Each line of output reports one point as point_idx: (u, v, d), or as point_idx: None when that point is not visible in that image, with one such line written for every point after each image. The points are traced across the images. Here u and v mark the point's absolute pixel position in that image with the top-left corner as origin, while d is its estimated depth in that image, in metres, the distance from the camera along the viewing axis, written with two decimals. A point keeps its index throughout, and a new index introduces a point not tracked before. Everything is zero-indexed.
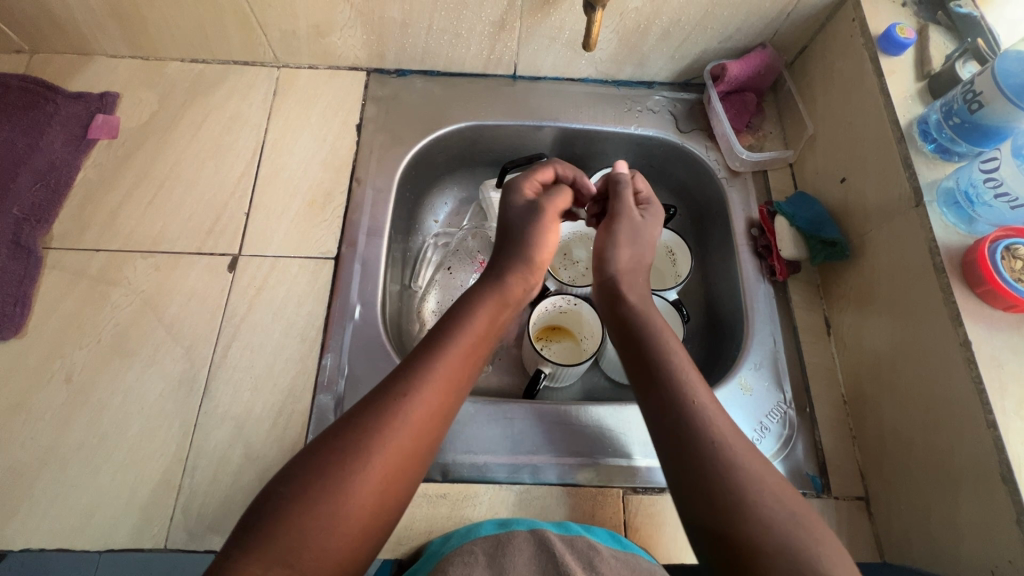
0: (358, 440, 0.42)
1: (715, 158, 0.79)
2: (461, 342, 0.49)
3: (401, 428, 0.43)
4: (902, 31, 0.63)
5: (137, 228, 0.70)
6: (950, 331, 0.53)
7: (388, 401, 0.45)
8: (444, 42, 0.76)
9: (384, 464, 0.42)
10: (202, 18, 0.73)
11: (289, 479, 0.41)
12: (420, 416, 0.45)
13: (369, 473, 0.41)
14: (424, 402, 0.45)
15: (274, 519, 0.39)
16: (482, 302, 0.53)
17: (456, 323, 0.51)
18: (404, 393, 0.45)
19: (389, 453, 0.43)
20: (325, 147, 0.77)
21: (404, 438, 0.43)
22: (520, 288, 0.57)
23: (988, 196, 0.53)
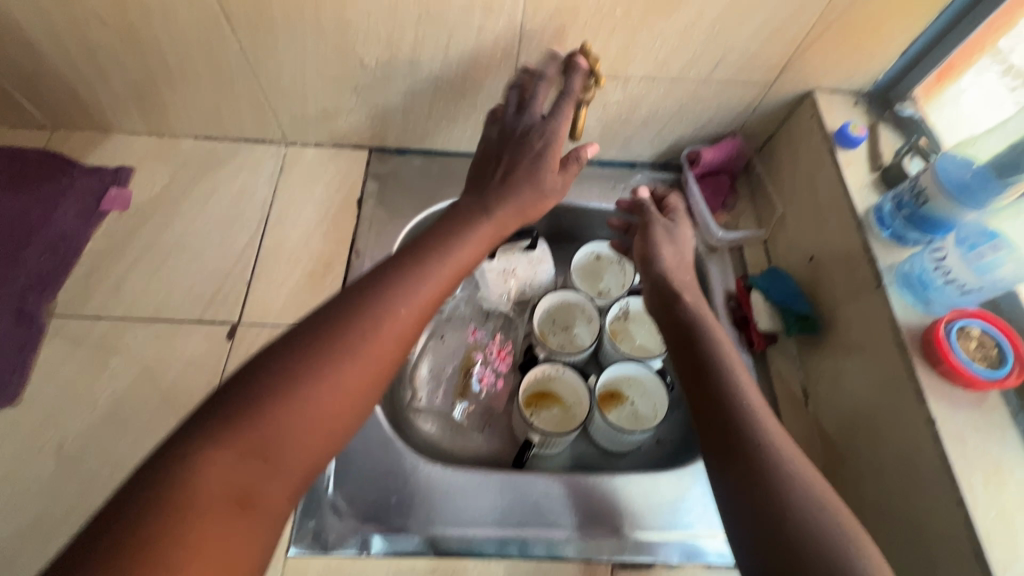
0: (322, 358, 0.42)
1: (694, 233, 0.84)
2: (427, 277, 0.49)
3: (364, 343, 0.44)
4: (854, 129, 0.71)
5: (141, 296, 0.73)
6: (916, 407, 0.56)
7: (350, 330, 0.44)
8: (442, 126, 0.83)
9: (340, 387, 0.42)
10: (219, 101, 0.79)
11: (248, 388, 0.40)
12: (383, 346, 0.45)
13: (327, 391, 0.41)
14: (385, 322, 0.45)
15: (232, 405, 0.39)
16: (452, 251, 0.54)
17: (424, 255, 0.52)
18: (371, 323, 0.45)
19: (347, 378, 0.42)
20: (327, 220, 0.81)
21: (367, 358, 0.43)
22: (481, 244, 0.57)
23: (940, 279, 0.57)
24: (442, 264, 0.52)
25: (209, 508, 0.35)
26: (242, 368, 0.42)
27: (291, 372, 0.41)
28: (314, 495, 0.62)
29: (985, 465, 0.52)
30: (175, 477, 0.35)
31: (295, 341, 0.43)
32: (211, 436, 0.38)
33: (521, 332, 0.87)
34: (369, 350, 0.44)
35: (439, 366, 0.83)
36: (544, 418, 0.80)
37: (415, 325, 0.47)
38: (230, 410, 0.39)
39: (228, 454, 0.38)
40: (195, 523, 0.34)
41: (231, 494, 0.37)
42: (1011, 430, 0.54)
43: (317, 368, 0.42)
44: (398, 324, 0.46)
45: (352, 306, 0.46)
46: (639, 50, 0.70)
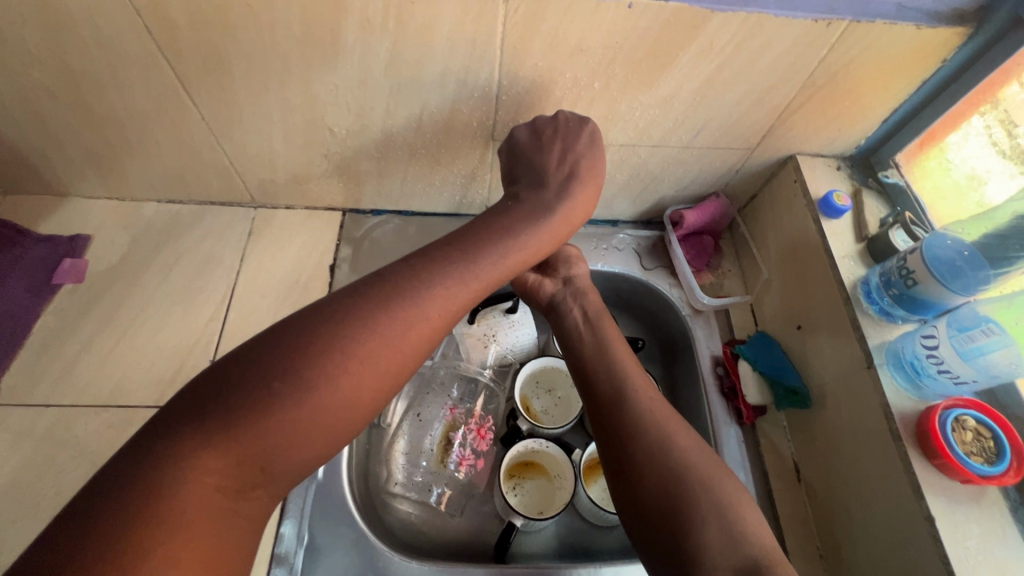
0: (318, 369, 0.41)
1: (679, 295, 0.83)
2: (434, 285, 0.48)
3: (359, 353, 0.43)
4: (838, 198, 0.69)
5: (93, 380, 0.68)
6: (913, 502, 0.53)
7: (348, 346, 0.42)
8: (417, 189, 0.80)
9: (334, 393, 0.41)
10: (182, 167, 0.75)
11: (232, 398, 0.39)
12: (380, 358, 0.44)
13: (322, 397, 0.41)
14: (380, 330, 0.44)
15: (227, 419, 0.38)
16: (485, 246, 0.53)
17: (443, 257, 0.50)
18: (368, 334, 0.43)
19: (343, 387, 0.42)
20: (298, 289, 0.77)
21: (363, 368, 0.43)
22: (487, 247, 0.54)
23: (931, 369, 0.56)
24: (460, 273, 0.49)
25: (196, 508, 0.37)
26: (231, 367, 0.40)
27: (283, 384, 0.40)
28: None
29: (988, 568, 0.50)
30: (164, 473, 0.36)
31: (290, 348, 0.41)
32: (199, 429, 0.37)
33: (502, 401, 0.84)
34: (369, 365, 0.43)
35: (418, 437, 0.80)
36: (528, 491, 0.77)
37: (413, 345, 0.45)
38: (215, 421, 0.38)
39: (213, 457, 0.38)
40: (180, 518, 0.36)
41: (216, 489, 0.38)
42: (1010, 527, 0.52)
43: (312, 385, 0.40)
44: (398, 340, 0.44)
45: (429, 294, 0.47)
46: (618, 119, 0.68)
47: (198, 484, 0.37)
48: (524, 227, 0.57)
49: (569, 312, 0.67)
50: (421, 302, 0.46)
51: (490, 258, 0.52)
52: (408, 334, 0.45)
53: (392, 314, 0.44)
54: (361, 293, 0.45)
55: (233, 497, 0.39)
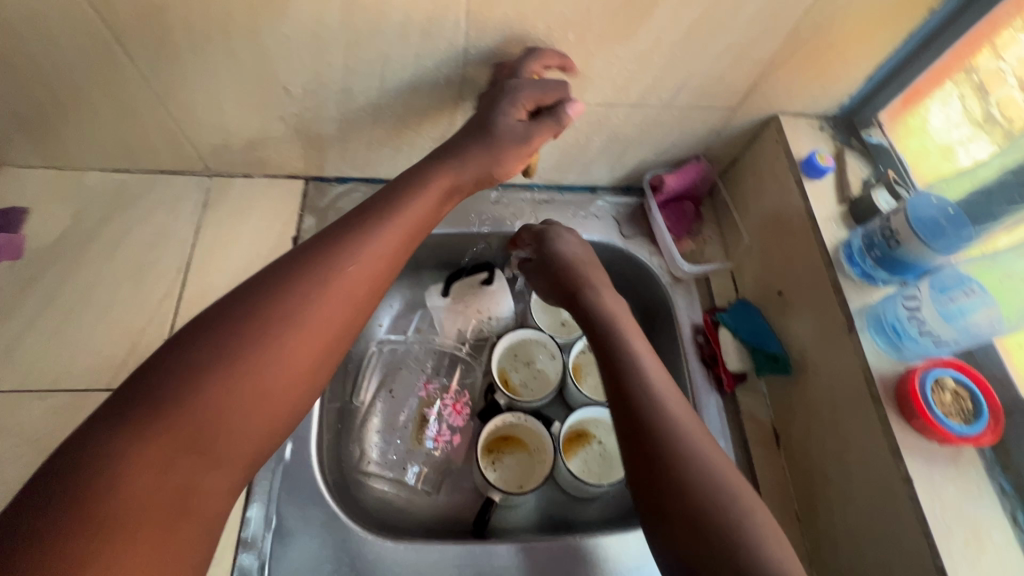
0: (220, 379, 0.39)
1: (658, 264, 0.80)
2: (357, 254, 0.48)
3: (293, 323, 0.43)
4: (821, 158, 0.67)
5: (37, 364, 0.63)
6: (892, 464, 0.53)
7: (246, 351, 0.40)
8: (384, 154, 0.75)
9: (275, 364, 0.41)
10: (125, 131, 0.69)
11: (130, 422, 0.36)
12: (314, 328, 0.44)
13: (271, 367, 0.41)
14: (316, 302, 0.44)
15: (149, 408, 0.37)
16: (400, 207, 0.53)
17: (356, 230, 0.49)
18: (298, 303, 0.43)
19: (280, 357, 0.42)
20: (259, 262, 0.73)
21: (300, 339, 0.43)
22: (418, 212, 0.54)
23: (913, 330, 0.55)
24: (378, 236, 0.50)
25: (146, 504, 0.34)
26: (152, 360, 0.39)
27: (183, 399, 0.37)
28: None
29: (963, 527, 0.50)
30: (77, 506, 0.33)
31: (175, 366, 0.39)
32: (125, 425, 0.36)
33: (479, 375, 0.81)
34: (277, 364, 0.41)
35: (391, 413, 0.77)
36: (507, 465, 0.76)
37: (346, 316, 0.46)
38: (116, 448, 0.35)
39: (148, 450, 0.36)
40: (121, 529, 0.33)
41: (165, 491, 0.36)
42: (987, 486, 0.52)
43: (215, 394, 0.38)
44: (308, 335, 0.43)
45: (326, 285, 0.45)
46: (595, 75, 0.64)
47: (139, 480, 0.35)
48: (444, 188, 0.57)
49: (573, 298, 0.62)
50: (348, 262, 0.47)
51: (386, 238, 0.50)
52: (317, 326, 0.44)
53: (288, 312, 0.43)
54: (245, 293, 0.43)
55: (184, 496, 0.37)
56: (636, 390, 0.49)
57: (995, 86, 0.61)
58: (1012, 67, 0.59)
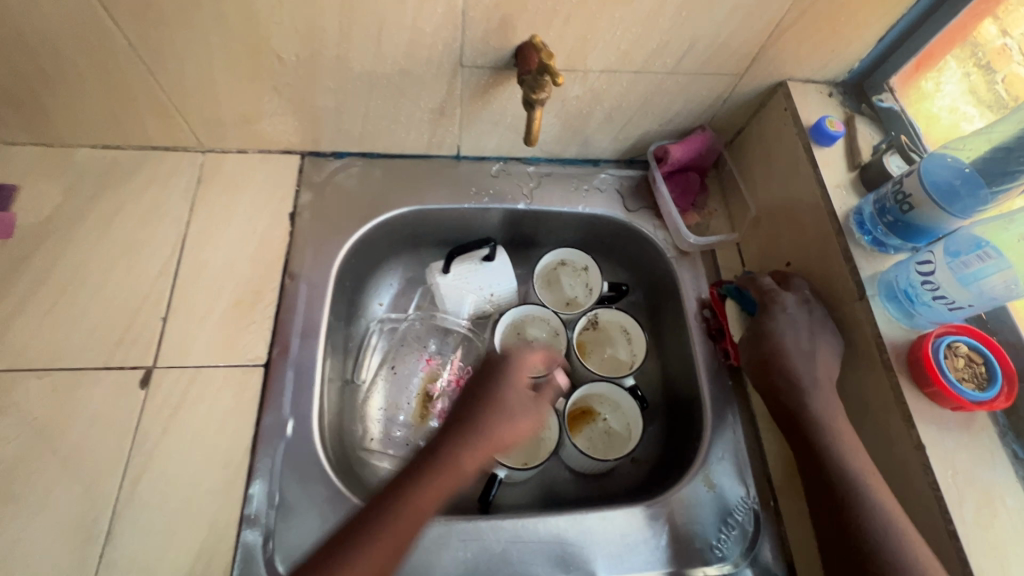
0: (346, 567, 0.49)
1: (663, 237, 0.79)
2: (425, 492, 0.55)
3: (394, 526, 0.52)
4: (831, 124, 0.65)
5: (31, 343, 0.62)
6: (903, 431, 0.52)
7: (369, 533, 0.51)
8: (382, 127, 0.73)
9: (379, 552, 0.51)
10: (114, 105, 0.67)
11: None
12: (418, 510, 0.53)
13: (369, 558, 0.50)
14: (402, 515, 0.53)
15: None
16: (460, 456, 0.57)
17: (430, 461, 0.57)
18: (385, 530, 0.52)
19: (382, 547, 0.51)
20: (256, 239, 0.71)
21: (416, 509, 0.53)
22: (469, 463, 0.57)
23: (926, 296, 0.54)
24: (447, 483, 0.56)
25: None
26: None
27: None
28: (249, 565, 0.54)
29: (975, 494, 0.49)
30: None
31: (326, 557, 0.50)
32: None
33: (482, 353, 0.80)
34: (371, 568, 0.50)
35: (395, 393, 0.76)
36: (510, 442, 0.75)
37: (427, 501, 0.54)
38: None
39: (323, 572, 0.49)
40: None
41: None
42: (999, 452, 0.51)
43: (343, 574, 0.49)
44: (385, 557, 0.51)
45: (431, 476, 0.55)
46: (598, 39, 0.62)
47: None
48: (488, 421, 0.59)
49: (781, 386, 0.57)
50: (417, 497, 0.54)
51: (466, 463, 0.57)
52: (419, 512, 0.53)
53: (403, 494, 0.54)
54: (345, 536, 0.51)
55: None
56: (876, 533, 0.48)
57: (1000, 64, 0.63)
58: (1016, 44, 0.62)
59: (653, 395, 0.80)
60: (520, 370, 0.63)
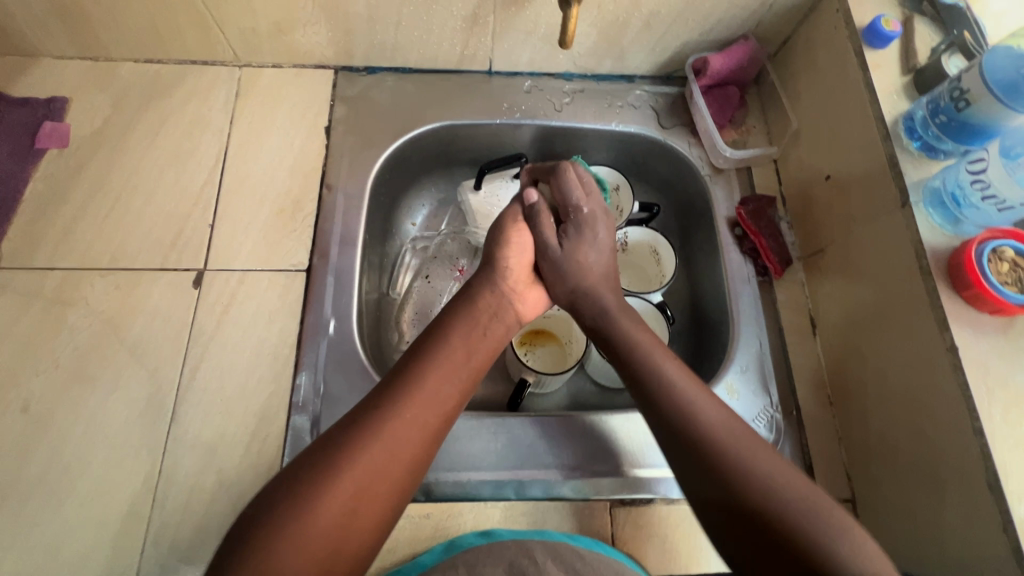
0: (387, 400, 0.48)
1: (699, 155, 0.78)
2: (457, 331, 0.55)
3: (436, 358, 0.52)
4: (887, 24, 0.61)
5: (94, 244, 0.66)
6: (937, 335, 0.52)
7: (407, 387, 0.49)
8: (414, 38, 0.73)
9: (430, 382, 0.50)
10: (155, 15, 0.68)
11: (338, 444, 0.45)
12: (458, 349, 0.54)
13: (424, 384, 0.50)
14: (447, 351, 0.53)
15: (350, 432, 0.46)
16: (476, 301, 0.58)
17: (463, 309, 0.57)
18: (428, 362, 0.51)
19: (431, 376, 0.51)
20: (293, 151, 0.73)
21: (453, 350, 0.53)
22: (485, 294, 0.59)
23: (975, 197, 0.52)
24: (474, 317, 0.57)
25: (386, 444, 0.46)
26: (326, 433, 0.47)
27: (386, 413, 0.47)
28: (298, 445, 0.59)
29: (1007, 393, 0.49)
30: (334, 453, 0.45)
31: (380, 393, 0.49)
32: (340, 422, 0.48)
33: None
34: (420, 417, 0.48)
35: (426, 306, 0.79)
36: (539, 356, 0.78)
37: (463, 342, 0.54)
38: (333, 443, 0.45)
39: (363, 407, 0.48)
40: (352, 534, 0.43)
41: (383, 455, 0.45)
42: None
43: (391, 422, 0.47)
44: (431, 401, 0.49)
45: (460, 325, 0.56)
46: None
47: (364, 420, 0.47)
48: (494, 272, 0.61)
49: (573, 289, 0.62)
50: (450, 338, 0.54)
51: (486, 306, 0.58)
52: (452, 360, 0.52)
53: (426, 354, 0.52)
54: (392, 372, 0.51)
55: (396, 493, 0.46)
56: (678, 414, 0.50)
57: None
58: None
59: (680, 312, 0.80)
60: (496, 245, 0.62)
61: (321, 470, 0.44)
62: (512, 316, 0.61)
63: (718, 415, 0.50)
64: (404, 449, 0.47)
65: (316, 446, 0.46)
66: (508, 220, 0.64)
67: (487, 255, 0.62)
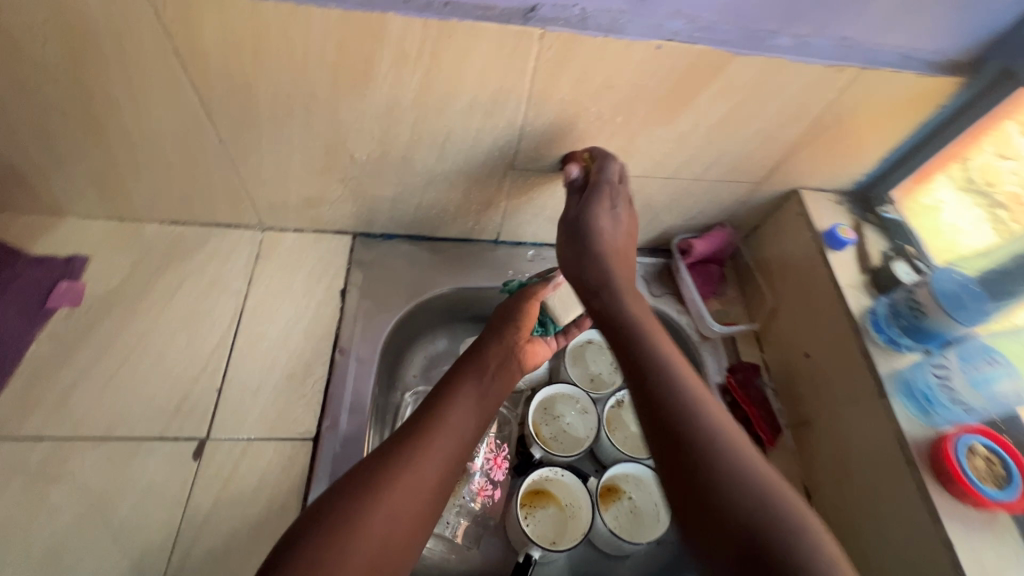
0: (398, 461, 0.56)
1: (687, 321, 0.85)
2: (463, 389, 0.65)
3: (444, 416, 0.61)
4: (843, 232, 0.72)
5: (91, 410, 0.64)
6: (931, 528, 0.55)
7: (407, 453, 0.56)
8: (432, 214, 0.80)
9: (439, 441, 0.58)
10: (192, 189, 0.73)
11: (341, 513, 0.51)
12: (463, 406, 0.63)
13: (434, 445, 0.58)
14: (455, 409, 0.62)
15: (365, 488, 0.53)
16: (485, 356, 0.69)
17: (473, 363, 0.68)
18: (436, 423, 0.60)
19: (439, 435, 0.59)
20: (308, 315, 0.76)
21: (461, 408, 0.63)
22: (492, 346, 0.70)
23: (945, 398, 0.60)
24: (482, 375, 0.67)
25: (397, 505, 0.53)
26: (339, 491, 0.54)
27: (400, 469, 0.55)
28: None
29: None
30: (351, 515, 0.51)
31: (395, 447, 0.57)
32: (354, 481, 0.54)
33: (514, 429, 0.83)
34: (420, 486, 0.55)
35: None
36: (540, 519, 0.77)
37: (472, 402, 0.64)
38: (345, 505, 0.52)
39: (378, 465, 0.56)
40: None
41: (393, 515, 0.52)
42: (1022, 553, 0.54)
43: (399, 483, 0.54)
44: (433, 456, 0.57)
45: (473, 376, 0.66)
46: (636, 153, 0.70)
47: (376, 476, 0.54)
48: (509, 328, 0.72)
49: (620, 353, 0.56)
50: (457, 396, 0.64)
51: (493, 360, 0.69)
52: (450, 427, 0.60)
53: (426, 426, 0.59)
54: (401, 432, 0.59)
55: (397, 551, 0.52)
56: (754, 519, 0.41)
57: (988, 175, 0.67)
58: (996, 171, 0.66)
59: None
60: (510, 309, 0.74)
61: (341, 529, 0.50)
62: (514, 367, 0.70)
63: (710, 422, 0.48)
64: (410, 503, 0.54)
65: (329, 509, 0.52)
66: (525, 295, 0.75)
67: (505, 316, 0.74)
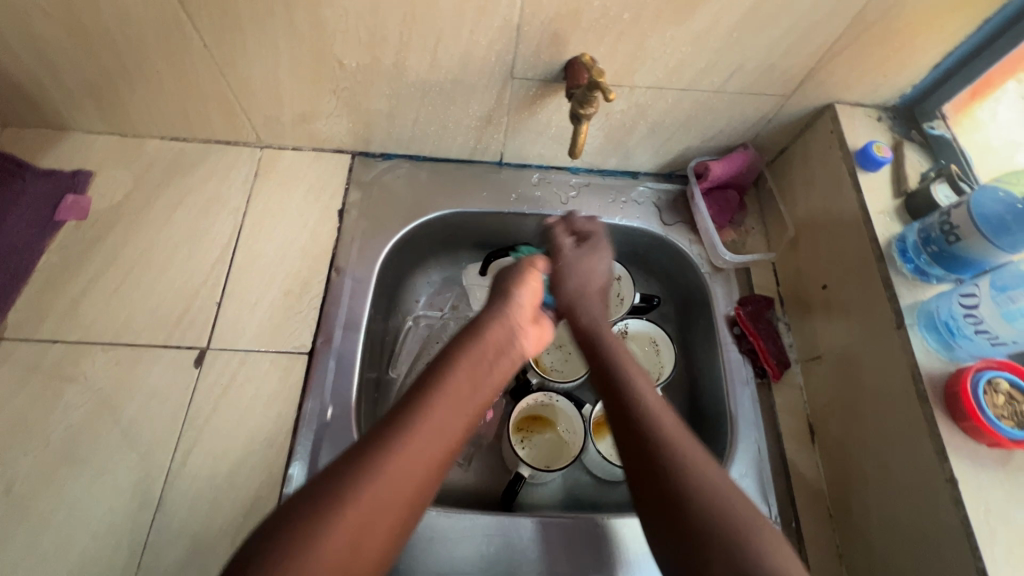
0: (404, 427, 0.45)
1: (699, 252, 0.80)
2: (473, 345, 0.54)
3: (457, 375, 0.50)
4: (878, 150, 0.65)
5: (100, 317, 0.67)
6: (936, 464, 0.52)
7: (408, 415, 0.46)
8: (430, 131, 0.76)
9: (454, 407, 0.48)
10: (185, 102, 0.71)
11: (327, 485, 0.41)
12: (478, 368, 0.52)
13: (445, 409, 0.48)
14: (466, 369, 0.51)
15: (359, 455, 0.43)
16: (490, 313, 0.58)
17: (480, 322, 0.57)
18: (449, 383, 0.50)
19: (451, 396, 0.49)
20: (306, 233, 0.75)
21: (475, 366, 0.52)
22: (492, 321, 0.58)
23: (969, 330, 0.54)
24: (492, 335, 0.56)
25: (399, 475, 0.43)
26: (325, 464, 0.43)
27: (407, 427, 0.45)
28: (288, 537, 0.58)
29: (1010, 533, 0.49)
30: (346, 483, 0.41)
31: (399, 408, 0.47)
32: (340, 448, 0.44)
33: None
34: (425, 455, 0.45)
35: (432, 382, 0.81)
36: (535, 443, 0.77)
37: (487, 362, 0.53)
38: (300, 524, 0.39)
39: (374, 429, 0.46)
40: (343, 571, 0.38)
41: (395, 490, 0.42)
42: None
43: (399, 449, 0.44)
44: (444, 419, 0.47)
45: (478, 333, 0.55)
46: (646, 58, 0.63)
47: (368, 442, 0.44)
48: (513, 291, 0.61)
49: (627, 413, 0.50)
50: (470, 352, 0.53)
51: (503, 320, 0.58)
52: (432, 423, 0.46)
53: (407, 416, 0.46)
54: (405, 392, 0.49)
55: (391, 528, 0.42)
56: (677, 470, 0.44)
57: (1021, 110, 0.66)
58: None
59: (679, 403, 0.80)
60: (510, 274, 0.63)
61: (321, 503, 0.40)
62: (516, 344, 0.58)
63: (712, 478, 0.44)
64: (414, 475, 0.43)
65: (279, 521, 0.39)
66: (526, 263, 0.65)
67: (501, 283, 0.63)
